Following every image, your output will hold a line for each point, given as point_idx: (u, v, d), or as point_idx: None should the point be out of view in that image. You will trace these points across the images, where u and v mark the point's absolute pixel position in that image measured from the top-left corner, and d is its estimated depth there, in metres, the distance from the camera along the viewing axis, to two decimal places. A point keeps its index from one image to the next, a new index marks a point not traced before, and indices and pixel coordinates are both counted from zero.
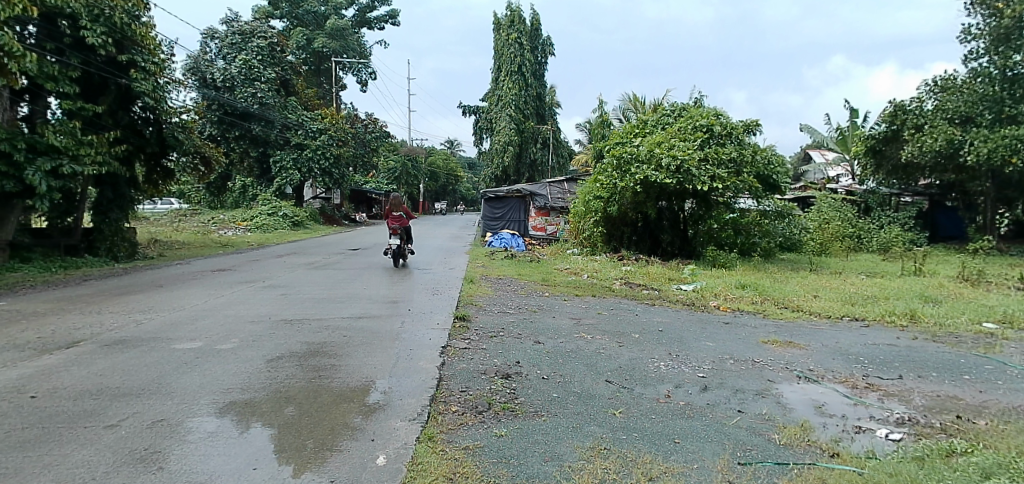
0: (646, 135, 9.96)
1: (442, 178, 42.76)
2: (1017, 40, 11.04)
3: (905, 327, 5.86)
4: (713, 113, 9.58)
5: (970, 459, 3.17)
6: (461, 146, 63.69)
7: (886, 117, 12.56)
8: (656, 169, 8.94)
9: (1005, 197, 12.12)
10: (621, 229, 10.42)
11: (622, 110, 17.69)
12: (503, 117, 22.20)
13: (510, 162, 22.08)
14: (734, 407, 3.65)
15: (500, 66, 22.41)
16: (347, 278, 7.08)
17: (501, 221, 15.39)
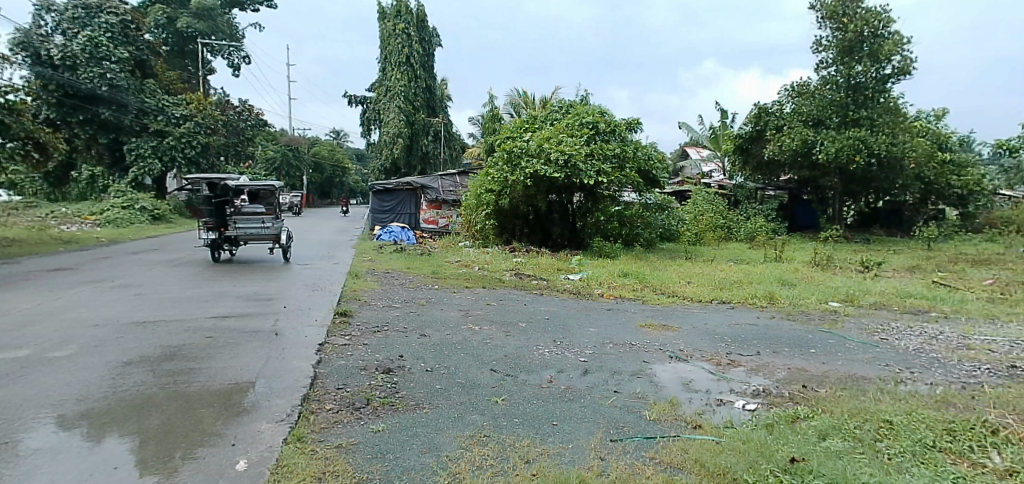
0: (535, 130, 10.18)
1: (327, 170, 41.08)
2: (859, 52, 12.51)
3: (765, 307, 6.51)
4: (598, 111, 9.96)
5: (810, 423, 3.65)
6: (348, 137, 61.50)
7: (751, 119, 13.77)
8: (545, 163, 9.23)
9: (850, 191, 13.74)
10: (513, 222, 10.63)
11: (511, 104, 17.92)
12: (392, 108, 21.73)
13: (400, 154, 21.64)
14: (611, 388, 3.91)
15: (387, 56, 21.93)
16: (213, 276, 6.62)
17: (392, 214, 15.04)
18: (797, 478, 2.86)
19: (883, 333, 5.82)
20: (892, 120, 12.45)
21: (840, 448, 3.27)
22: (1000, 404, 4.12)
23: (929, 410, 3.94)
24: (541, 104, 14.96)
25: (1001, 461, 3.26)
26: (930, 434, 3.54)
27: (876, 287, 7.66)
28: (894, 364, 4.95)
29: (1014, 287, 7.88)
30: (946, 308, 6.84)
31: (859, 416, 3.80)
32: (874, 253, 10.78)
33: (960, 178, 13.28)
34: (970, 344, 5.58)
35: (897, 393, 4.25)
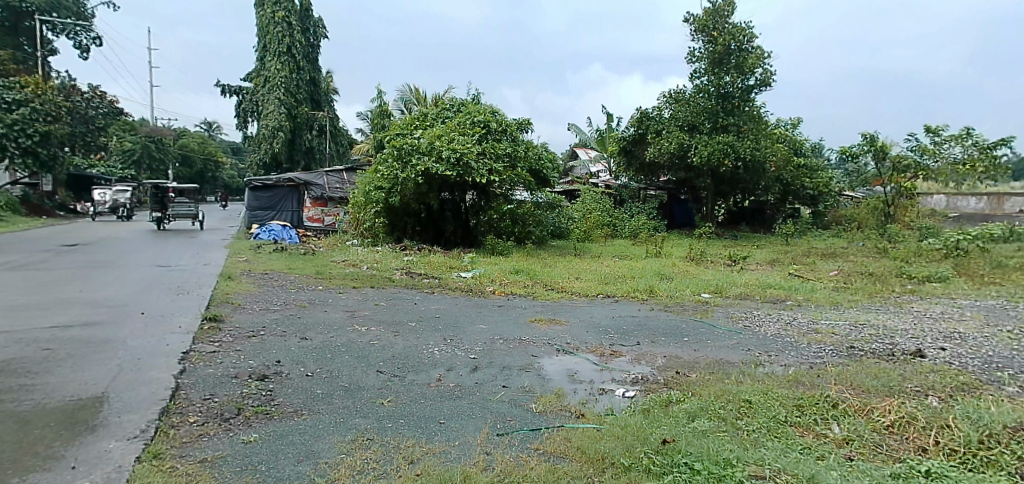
0: (426, 128, 10.07)
1: (197, 164, 37.97)
2: (727, 64, 13.64)
3: (645, 300, 6.92)
4: (490, 110, 10.08)
5: (682, 406, 3.93)
6: (220, 129, 57.12)
7: (633, 122, 14.58)
8: (436, 161, 9.19)
9: (721, 192, 14.98)
10: (405, 219, 10.42)
11: (402, 100, 17.63)
12: (271, 101, 20.45)
13: (280, 149, 20.53)
14: (499, 383, 3.99)
15: (266, 45, 20.68)
16: (53, 281, 5.89)
17: (272, 212, 14.35)
18: (668, 458, 3.09)
19: (746, 320, 6.43)
20: (755, 127, 13.74)
21: (708, 429, 3.56)
22: (839, 381, 4.70)
23: (782, 388, 4.40)
24: (432, 101, 14.82)
25: (839, 431, 3.73)
26: (784, 411, 3.95)
27: (741, 279, 8.43)
28: (755, 349, 5.47)
29: (854, 277, 8.98)
30: (799, 296, 7.68)
31: (723, 397, 4.16)
32: (740, 248, 11.83)
33: (812, 180, 14.93)
34: (817, 327, 6.33)
35: (757, 375, 4.70)
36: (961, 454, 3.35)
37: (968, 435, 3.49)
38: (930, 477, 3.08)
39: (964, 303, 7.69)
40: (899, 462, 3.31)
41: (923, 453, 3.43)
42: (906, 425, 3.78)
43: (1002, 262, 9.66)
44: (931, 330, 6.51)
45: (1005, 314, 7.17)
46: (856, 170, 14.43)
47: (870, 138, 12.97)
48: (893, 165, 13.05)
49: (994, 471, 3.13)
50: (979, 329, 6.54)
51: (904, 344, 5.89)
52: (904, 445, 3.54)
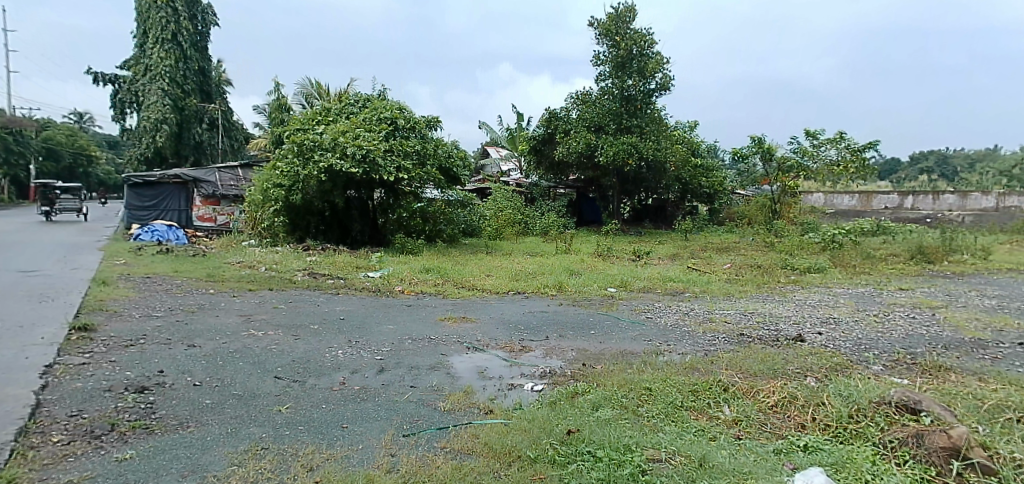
0: (329, 124, 9.72)
1: (67, 158, 34.33)
2: (630, 68, 14.22)
3: (554, 295, 7.09)
4: (397, 107, 9.93)
5: (587, 397, 4.08)
6: (94, 120, 51.81)
7: (542, 122, 14.87)
8: (341, 157, 8.92)
9: (625, 191, 15.63)
10: (307, 218, 10.00)
11: (302, 94, 16.91)
12: (153, 91, 19.01)
13: (164, 143, 19.11)
14: (407, 384, 3.93)
15: (146, 31, 19.18)
16: None
17: (155, 211, 13.33)
18: (572, 448, 3.18)
19: (648, 312, 6.76)
20: (656, 129, 14.42)
21: (613, 418, 3.71)
22: (730, 366, 5.04)
23: (680, 375, 4.66)
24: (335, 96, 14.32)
25: (730, 412, 4.01)
26: (680, 396, 4.19)
27: (645, 273, 8.83)
28: (656, 339, 5.75)
29: (745, 270, 9.68)
30: (697, 288, 8.17)
31: (625, 386, 4.34)
32: (644, 244, 12.40)
33: (708, 179, 15.92)
34: (712, 317, 6.79)
35: (657, 363, 4.95)
36: (833, 428, 3.71)
37: (839, 409, 3.86)
38: (806, 450, 3.39)
39: (838, 291, 8.51)
40: (780, 438, 3.62)
41: (801, 429, 3.76)
42: (787, 404, 4.12)
43: (869, 253, 10.79)
44: (810, 315, 7.16)
45: (871, 300, 8.03)
46: (746, 170, 15.46)
47: (757, 141, 14.04)
48: (778, 166, 14.23)
49: (860, 441, 3.48)
50: (850, 314, 7.27)
51: (787, 330, 6.43)
52: (785, 422, 3.87)
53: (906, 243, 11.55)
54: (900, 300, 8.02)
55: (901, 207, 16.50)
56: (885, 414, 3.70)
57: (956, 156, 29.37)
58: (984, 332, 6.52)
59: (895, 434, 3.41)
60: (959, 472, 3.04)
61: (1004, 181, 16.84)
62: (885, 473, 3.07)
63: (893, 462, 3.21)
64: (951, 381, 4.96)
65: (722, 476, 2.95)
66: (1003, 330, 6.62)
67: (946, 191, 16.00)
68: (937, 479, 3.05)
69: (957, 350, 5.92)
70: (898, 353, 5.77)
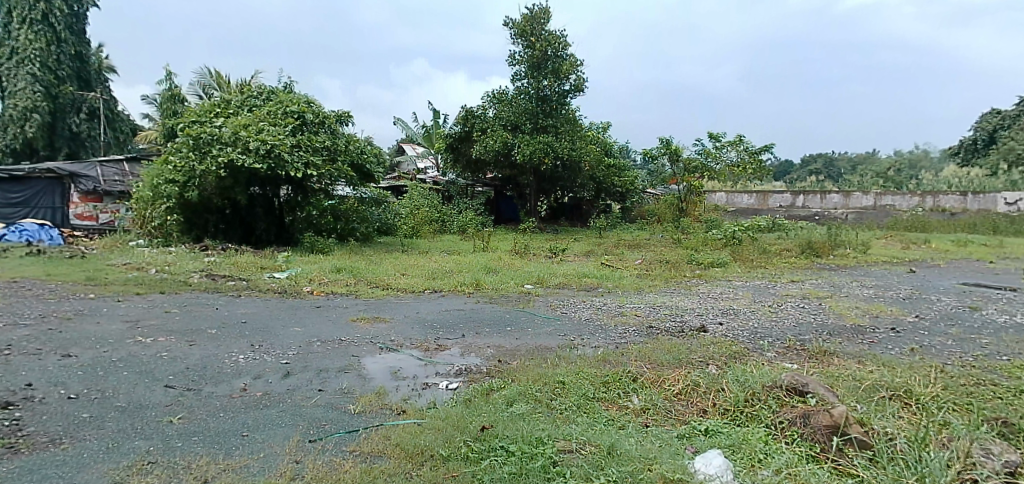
0: (229, 116, 9.21)
1: None
2: (544, 68, 14.48)
3: (471, 293, 7.10)
4: (304, 101, 9.64)
5: (502, 393, 4.12)
6: None
7: (459, 120, 14.80)
8: (242, 152, 8.49)
9: (542, 189, 15.88)
10: (206, 216, 9.41)
11: (199, 85, 15.90)
12: (21, 77, 17.26)
13: (35, 134, 17.36)
14: (314, 388, 3.80)
15: (12, 11, 17.42)
16: None
17: (25, 208, 12.11)
18: (486, 444, 3.20)
19: (563, 308, 6.90)
20: (571, 129, 14.79)
21: (526, 412, 3.77)
22: (640, 357, 5.26)
23: (592, 368, 4.80)
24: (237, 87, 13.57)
25: (638, 402, 4.18)
26: (592, 388, 4.33)
27: (560, 269, 9.03)
28: (570, 334, 5.90)
29: (654, 265, 10.13)
30: (609, 284, 8.46)
31: (539, 380, 4.42)
32: (561, 241, 12.65)
33: (620, 179, 16.52)
34: (623, 310, 7.06)
35: (570, 357, 5.08)
36: (732, 412, 3.97)
37: (737, 394, 4.13)
38: (707, 434, 3.61)
39: (738, 283, 9.09)
40: (684, 424, 3.82)
41: (703, 414, 3.99)
42: (691, 392, 4.36)
43: (766, 249, 11.59)
44: (713, 307, 7.61)
45: (767, 292, 8.64)
46: (655, 170, 16.14)
47: (666, 143, 14.69)
48: (685, 167, 14.98)
49: (755, 423, 3.75)
50: (748, 305, 7.80)
51: (692, 321, 6.79)
52: (689, 409, 4.09)
53: (797, 238, 12.53)
54: (791, 291, 8.70)
55: (794, 206, 17.86)
56: (777, 397, 4.00)
57: (838, 160, 32.28)
58: (862, 319, 7.21)
59: (785, 415, 3.70)
60: (840, 447, 3.33)
61: (879, 182, 18.67)
62: (777, 452, 3.32)
63: (784, 441, 3.47)
64: (834, 364, 5.44)
65: (629, 462, 3.07)
66: (878, 316, 7.35)
67: (832, 191, 17.51)
68: (822, 455, 3.34)
69: (839, 336, 6.50)
70: (790, 340, 6.25)
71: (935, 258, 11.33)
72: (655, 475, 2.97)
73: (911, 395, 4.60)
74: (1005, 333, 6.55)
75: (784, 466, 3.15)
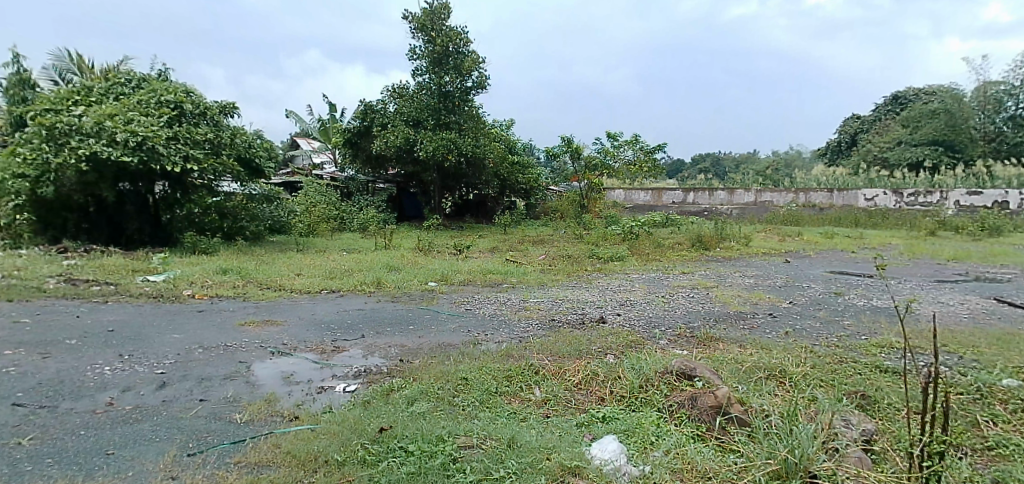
0: (92, 105, 8.37)
1: None
2: (446, 64, 14.41)
3: (372, 292, 6.92)
4: (182, 90, 8.99)
5: (403, 392, 4.06)
6: None
7: (358, 115, 14.39)
8: (107, 144, 7.75)
9: (446, 185, 15.81)
10: (64, 215, 8.56)
11: (56, 69, 14.29)
12: None
13: None
14: (194, 397, 3.55)
15: None
16: None
17: None
18: (384, 445, 3.14)
19: (467, 304, 6.90)
20: (474, 126, 14.82)
21: (428, 410, 3.76)
22: (542, 350, 5.37)
23: (495, 363, 4.84)
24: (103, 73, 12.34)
25: (540, 393, 4.27)
26: (495, 382, 4.37)
27: (464, 266, 9.03)
28: (473, 330, 5.91)
29: (557, 260, 10.39)
30: (513, 279, 8.57)
31: (442, 378, 4.40)
32: (465, 238, 12.63)
33: (524, 176, 16.62)
34: (527, 305, 7.18)
35: (473, 353, 5.09)
36: (628, 398, 4.15)
37: (632, 381, 4.32)
38: (605, 421, 3.76)
39: (634, 276, 9.55)
40: (584, 412, 3.96)
41: (601, 402, 4.15)
42: (590, 381, 4.51)
43: (660, 243, 12.24)
44: (611, 299, 7.93)
45: (660, 283, 9.14)
46: (558, 167, 16.55)
47: (567, 142, 15.08)
48: (585, 164, 15.46)
49: (648, 408, 3.95)
50: (643, 296, 8.20)
51: (592, 313, 7.05)
52: (588, 398, 4.24)
53: (688, 233, 13.34)
54: (682, 282, 9.25)
55: (685, 202, 18.99)
56: (668, 382, 4.23)
57: (724, 159, 34.73)
58: (744, 306, 7.81)
59: (676, 399, 3.93)
60: (723, 426, 3.59)
61: (759, 180, 20.28)
62: (667, 434, 3.52)
63: (673, 424, 3.69)
64: (719, 349, 5.85)
65: (529, 453, 3.13)
66: (757, 303, 7.99)
67: (718, 188, 18.80)
68: (707, 434, 3.58)
69: (724, 322, 7.01)
70: (680, 327, 6.65)
71: (806, 249, 12.48)
72: (553, 464, 3.05)
73: (785, 374, 5.06)
74: (863, 315, 7.35)
75: (673, 446, 3.34)
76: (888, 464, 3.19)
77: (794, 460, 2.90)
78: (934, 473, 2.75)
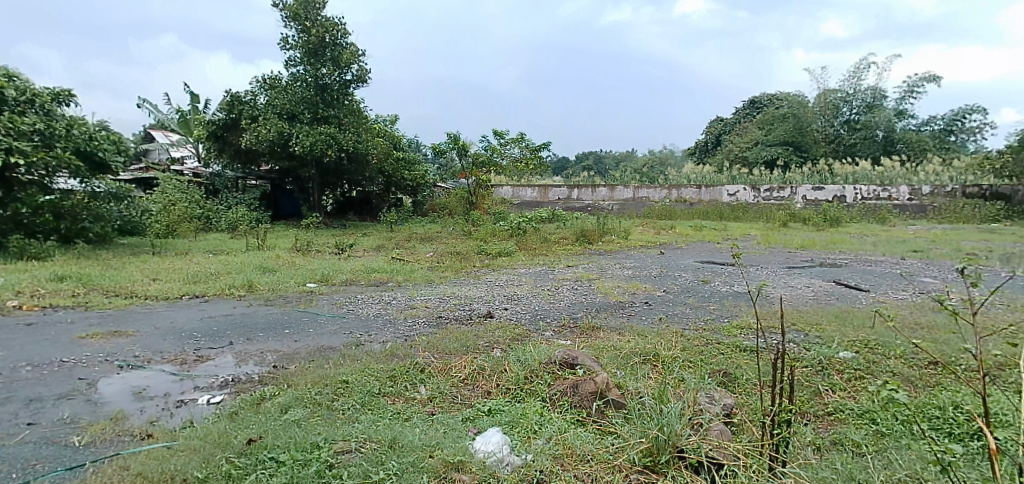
0: None
1: None
2: (322, 55, 13.84)
3: (242, 296, 6.48)
4: (3, 73, 7.87)
5: (276, 400, 3.85)
6: None
7: (224, 106, 13.44)
8: None
9: (326, 182, 15.16)
10: None
11: None
12: None
13: None
14: (21, 422, 3.21)
15: None
16: None
17: None
18: (252, 458, 2.96)
19: (349, 305, 6.67)
20: (354, 120, 14.36)
21: (304, 417, 3.60)
22: (428, 348, 5.33)
23: (379, 363, 4.73)
24: None
25: (425, 391, 4.24)
26: (377, 383, 4.27)
27: (346, 266, 8.73)
28: (356, 331, 5.73)
29: (444, 257, 10.36)
30: (399, 277, 8.42)
31: (320, 382, 4.22)
32: (348, 237, 12.17)
33: (410, 173, 16.24)
34: (413, 303, 7.09)
35: (355, 355, 4.93)
36: (513, 390, 4.24)
37: (517, 373, 4.41)
38: (490, 414, 3.81)
39: (521, 271, 9.76)
40: (469, 407, 3.98)
41: (488, 396, 4.21)
42: (476, 376, 4.55)
43: (546, 238, 12.60)
44: (499, 294, 8.04)
45: (546, 277, 9.42)
46: (446, 164, 16.48)
47: (454, 138, 15.04)
48: (472, 161, 15.54)
49: (532, 398, 4.05)
50: (530, 290, 8.41)
51: (479, 308, 7.11)
52: (474, 392, 4.27)
53: (572, 228, 13.84)
54: (566, 275, 9.60)
55: (570, 198, 19.73)
56: (551, 372, 4.36)
57: (607, 157, 36.50)
58: (623, 296, 8.25)
59: (558, 388, 4.06)
60: (601, 410, 3.76)
61: (637, 177, 21.52)
62: (549, 421, 3.62)
63: (556, 412, 3.82)
64: (600, 338, 6.14)
65: (410, 453, 3.09)
66: (635, 293, 8.48)
67: (600, 184, 19.71)
68: (587, 419, 3.74)
69: (605, 311, 7.37)
70: (564, 318, 6.90)
71: (679, 241, 13.41)
72: (436, 461, 3.03)
73: (658, 358, 5.43)
74: (725, 300, 8.06)
75: (555, 433, 3.44)
76: (745, 435, 3.51)
77: (664, 437, 3.09)
78: (782, 439, 3.08)
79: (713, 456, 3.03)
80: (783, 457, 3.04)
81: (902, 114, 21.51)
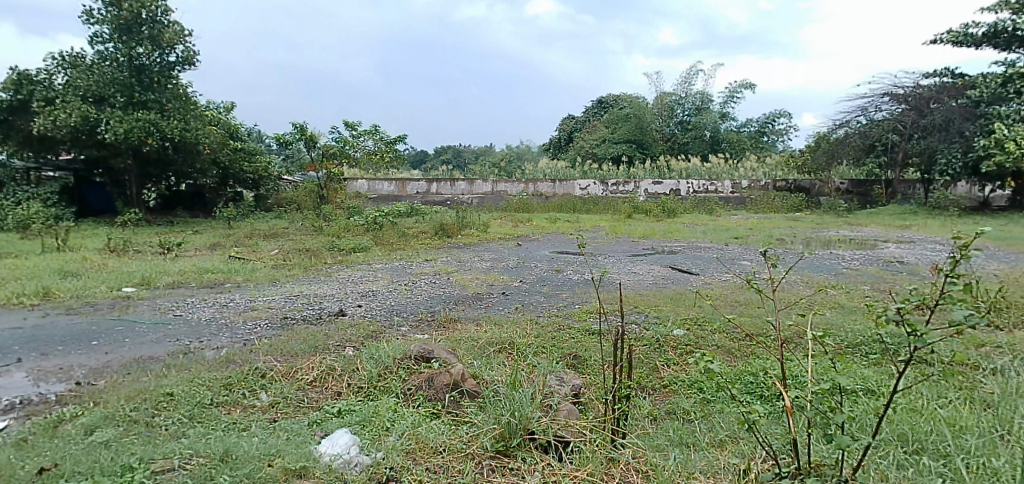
0: None
1: None
2: (137, 33, 12.39)
3: (35, 306, 5.58)
4: None
5: (79, 422, 3.37)
6: None
7: (8, 84, 11.48)
8: None
9: (146, 174, 13.66)
10: None
11: None
12: None
13: None
14: None
15: None
16: None
17: None
18: None
19: (178, 310, 6.02)
20: (181, 106, 13.01)
21: (117, 436, 3.21)
22: (271, 352, 4.98)
23: (212, 372, 4.33)
24: None
25: (267, 398, 3.95)
26: (210, 394, 3.90)
27: (174, 267, 7.88)
28: (185, 338, 5.20)
29: (292, 255, 9.76)
30: (238, 277, 7.78)
31: (138, 397, 3.76)
32: (176, 235, 10.98)
33: (250, 165, 15.13)
34: (255, 305, 6.58)
35: (184, 364, 4.47)
36: (366, 389, 4.10)
37: (370, 371, 4.28)
38: (340, 415, 3.65)
39: (376, 266, 9.49)
40: (317, 410, 3.79)
41: (338, 397, 4.04)
42: (326, 377, 4.33)
43: (404, 232, 12.40)
44: (352, 291, 7.75)
45: (403, 272, 9.26)
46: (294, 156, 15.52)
47: (301, 129, 14.17)
48: (322, 153, 14.81)
49: (385, 396, 3.96)
50: (385, 286, 8.21)
51: (330, 307, 6.80)
52: (322, 395, 4.07)
53: (431, 222, 13.75)
54: (424, 269, 9.51)
55: (429, 192, 19.61)
56: (406, 367, 4.28)
57: (466, 151, 36.84)
58: (480, 287, 8.37)
59: (413, 382, 4.00)
60: (455, 399, 3.78)
61: (495, 171, 21.95)
62: (402, 417, 3.55)
63: (410, 407, 3.76)
64: (457, 330, 6.16)
65: (246, 464, 2.88)
66: (491, 284, 8.65)
67: (459, 178, 19.82)
68: (442, 411, 3.74)
69: (462, 304, 7.42)
70: (421, 313, 6.84)
71: (535, 234, 13.91)
72: (275, 470, 2.85)
73: (513, 346, 5.59)
74: (575, 288, 8.50)
75: (408, 428, 3.39)
76: (590, 412, 3.74)
77: (515, 421, 3.18)
78: (622, 413, 3.28)
79: (561, 434, 3.18)
80: (623, 429, 3.23)
81: (725, 117, 24.24)
